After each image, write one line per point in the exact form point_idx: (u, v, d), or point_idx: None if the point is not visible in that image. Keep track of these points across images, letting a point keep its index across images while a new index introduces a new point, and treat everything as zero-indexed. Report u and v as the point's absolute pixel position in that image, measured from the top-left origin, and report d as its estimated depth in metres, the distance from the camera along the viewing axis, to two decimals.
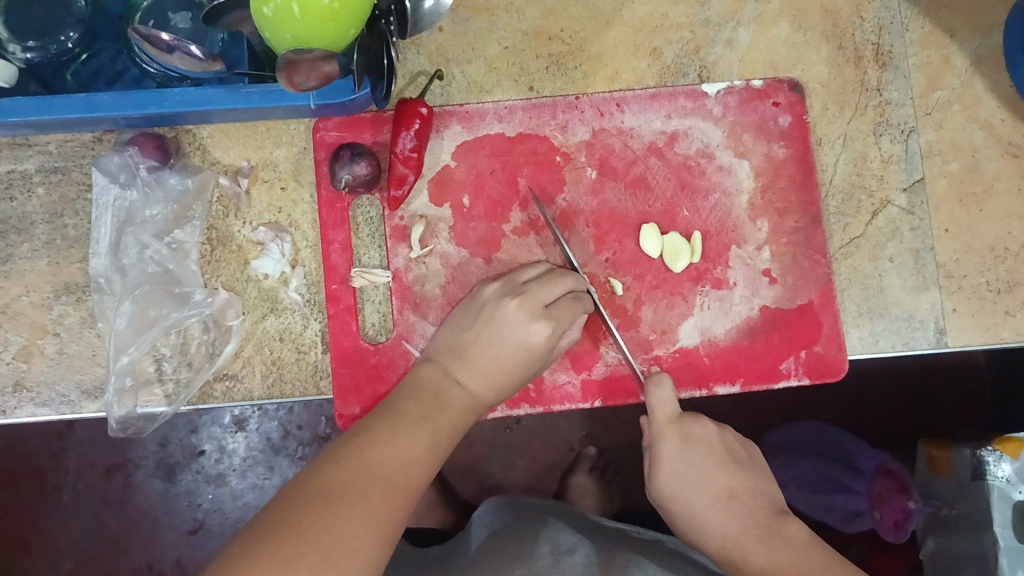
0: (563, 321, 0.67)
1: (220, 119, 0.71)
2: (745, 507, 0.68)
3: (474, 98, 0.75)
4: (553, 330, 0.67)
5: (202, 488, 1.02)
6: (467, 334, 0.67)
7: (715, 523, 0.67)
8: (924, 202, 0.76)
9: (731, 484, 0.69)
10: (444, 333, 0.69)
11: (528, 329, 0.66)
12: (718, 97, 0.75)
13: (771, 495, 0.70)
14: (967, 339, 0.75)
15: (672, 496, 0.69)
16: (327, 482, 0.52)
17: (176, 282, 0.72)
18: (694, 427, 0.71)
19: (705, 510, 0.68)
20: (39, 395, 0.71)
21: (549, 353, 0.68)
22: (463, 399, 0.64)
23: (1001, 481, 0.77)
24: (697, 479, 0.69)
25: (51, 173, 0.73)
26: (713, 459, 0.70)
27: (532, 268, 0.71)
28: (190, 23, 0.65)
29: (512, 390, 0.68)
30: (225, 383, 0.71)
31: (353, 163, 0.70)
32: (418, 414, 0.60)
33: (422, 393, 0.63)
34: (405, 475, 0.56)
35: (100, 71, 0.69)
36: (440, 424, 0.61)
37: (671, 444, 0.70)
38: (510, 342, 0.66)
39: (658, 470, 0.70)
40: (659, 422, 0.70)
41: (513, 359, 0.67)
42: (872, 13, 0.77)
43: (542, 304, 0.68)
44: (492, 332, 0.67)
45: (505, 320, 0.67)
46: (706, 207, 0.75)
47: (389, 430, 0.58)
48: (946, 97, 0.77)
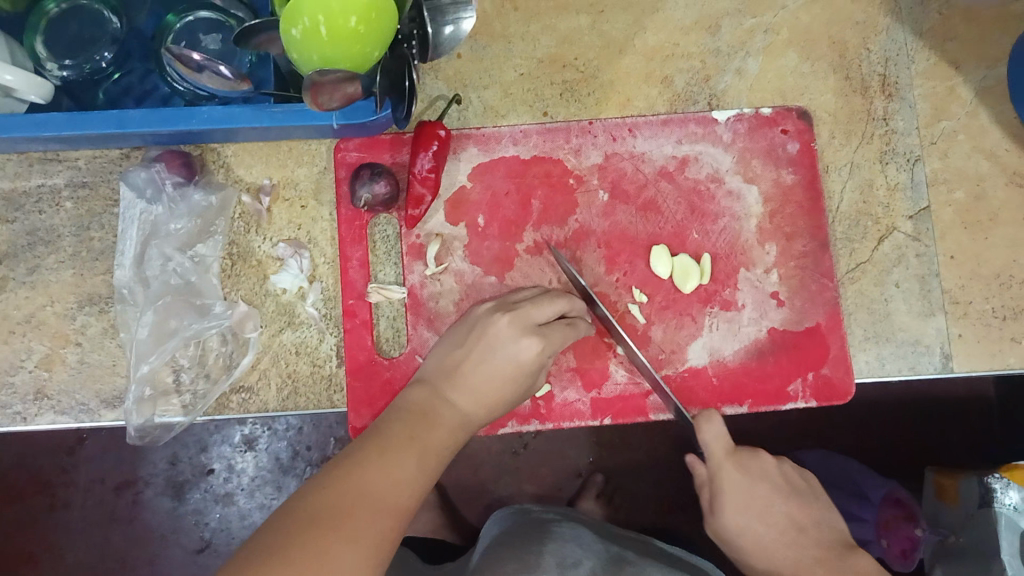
0: (553, 339, 0.69)
1: (244, 138, 0.74)
2: (810, 537, 0.71)
3: (490, 122, 0.78)
4: (543, 346, 0.68)
5: (210, 506, 1.03)
6: (459, 353, 0.68)
7: (782, 554, 0.70)
8: (930, 229, 0.77)
9: (795, 514, 0.72)
10: (438, 353, 0.70)
11: (519, 345, 0.67)
12: (728, 123, 0.77)
13: (788, 497, 0.73)
14: (974, 364, 0.75)
15: (739, 531, 0.71)
16: (315, 505, 0.52)
17: (197, 294, 0.74)
18: (718, 440, 0.71)
19: (771, 543, 0.71)
20: (59, 403, 0.73)
21: (538, 371, 0.69)
22: (453, 419, 0.64)
23: (1008, 509, 0.78)
24: (763, 512, 0.71)
25: (79, 187, 0.75)
26: (773, 490, 0.72)
27: (523, 291, 0.73)
28: (219, 44, 0.69)
29: (502, 409, 0.68)
30: (242, 395, 0.73)
31: (373, 182, 0.72)
32: (406, 435, 0.60)
33: (410, 412, 0.63)
34: (395, 495, 0.55)
35: (130, 88, 0.72)
36: (429, 445, 0.60)
37: (734, 478, 0.71)
38: (502, 357, 0.67)
39: (720, 506, 0.72)
40: (716, 456, 0.71)
41: (503, 374, 0.67)
42: (877, 46, 0.80)
43: (533, 322, 0.69)
44: (484, 348, 0.68)
45: (496, 337, 0.68)
46: (715, 230, 0.76)
47: (378, 452, 0.58)
48: (951, 127, 0.79)
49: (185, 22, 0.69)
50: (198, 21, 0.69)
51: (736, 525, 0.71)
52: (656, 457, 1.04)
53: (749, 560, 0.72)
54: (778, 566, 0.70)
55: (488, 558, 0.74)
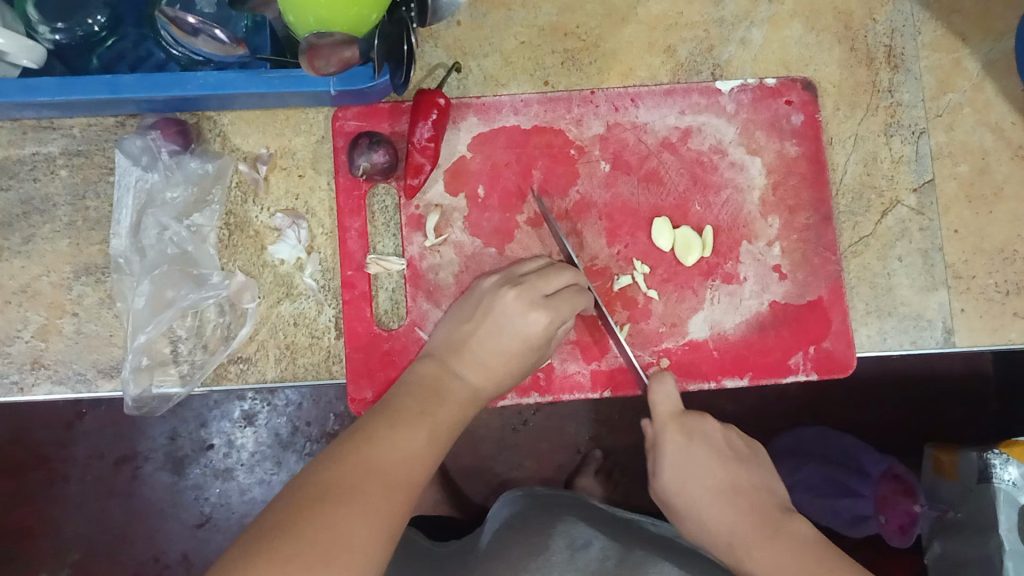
0: (562, 312, 0.67)
1: (241, 106, 0.73)
2: (745, 503, 0.67)
3: (490, 92, 0.77)
4: (551, 320, 0.67)
5: (209, 482, 1.03)
6: (466, 329, 0.68)
7: (715, 520, 0.66)
8: (934, 203, 0.77)
9: (735, 481, 0.68)
10: (445, 327, 0.69)
11: (527, 319, 0.67)
12: (732, 94, 0.76)
13: (728, 462, 0.69)
14: (976, 339, 0.75)
15: (677, 492, 0.69)
16: (326, 481, 0.51)
17: (194, 264, 0.73)
18: (666, 402, 0.70)
19: (711, 507, 0.67)
20: (56, 373, 0.72)
21: (547, 343, 0.68)
22: (461, 393, 0.64)
23: (1007, 485, 0.77)
24: (705, 476, 0.68)
25: (74, 156, 0.74)
26: (715, 454, 0.70)
27: (531, 262, 0.71)
28: (214, 8, 0.66)
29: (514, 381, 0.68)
30: (240, 365, 0.73)
31: (371, 151, 0.71)
32: (416, 410, 0.60)
33: (420, 388, 0.63)
34: (405, 470, 0.55)
35: (123, 55, 0.71)
36: (439, 420, 0.60)
37: (675, 441, 0.70)
38: (510, 334, 0.67)
39: (661, 468, 0.70)
40: (661, 419, 0.70)
41: (513, 350, 0.67)
42: (884, 16, 0.78)
43: (541, 295, 0.68)
44: (491, 325, 0.67)
45: (503, 311, 0.67)
46: (718, 203, 0.76)
47: (388, 428, 0.57)
48: (957, 100, 0.78)
49: None
50: None
51: (674, 487, 0.69)
52: None
53: (687, 525, 0.69)
54: (711, 531, 0.67)
55: (498, 541, 0.74)
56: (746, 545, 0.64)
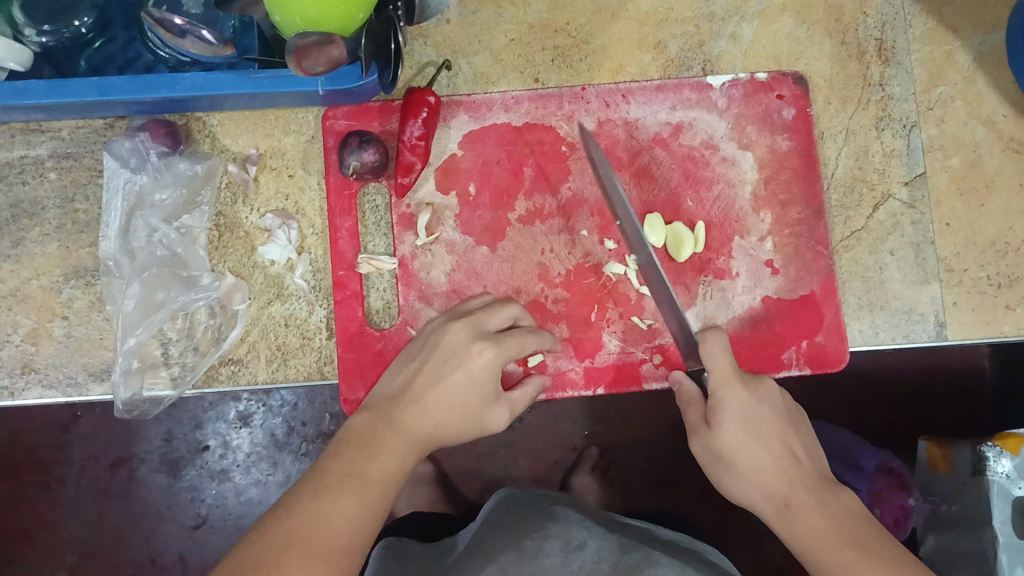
0: (508, 344, 0.67)
1: (229, 106, 0.72)
2: (800, 467, 0.66)
3: (481, 89, 0.76)
4: (495, 352, 0.66)
5: (205, 483, 1.02)
6: (406, 371, 0.67)
7: (772, 478, 0.66)
8: (926, 196, 0.77)
9: (792, 444, 0.67)
10: (389, 375, 0.68)
11: (468, 354, 0.66)
12: (723, 89, 0.76)
13: (788, 427, 0.68)
14: (968, 332, 0.75)
15: (737, 449, 0.66)
16: (252, 562, 0.53)
17: (184, 265, 0.72)
18: (724, 355, 0.68)
19: (767, 464, 0.66)
20: (47, 377, 0.72)
21: (495, 380, 0.67)
22: (395, 442, 0.63)
23: (1001, 477, 0.78)
24: (764, 435, 0.67)
25: (62, 158, 0.74)
26: (776, 416, 0.68)
27: (478, 298, 0.72)
28: (201, 8, 0.67)
29: (457, 434, 0.66)
30: (231, 366, 0.72)
31: (361, 150, 0.71)
32: (341, 475, 0.59)
33: (352, 444, 0.62)
34: (329, 538, 0.55)
35: (112, 57, 0.70)
36: (368, 479, 0.59)
37: (738, 399, 0.67)
38: (454, 370, 0.65)
39: (719, 422, 0.67)
40: (722, 374, 0.68)
41: (461, 386, 0.65)
42: (874, 10, 0.78)
43: (486, 329, 0.68)
44: (435, 360, 0.66)
45: (445, 348, 0.67)
46: (710, 198, 0.75)
47: (311, 497, 0.57)
48: (948, 93, 0.78)
49: None
50: None
51: (733, 444, 0.67)
52: (650, 429, 1.04)
53: (737, 480, 0.67)
54: (767, 491, 0.66)
55: (490, 541, 0.74)
56: (799, 503, 0.64)
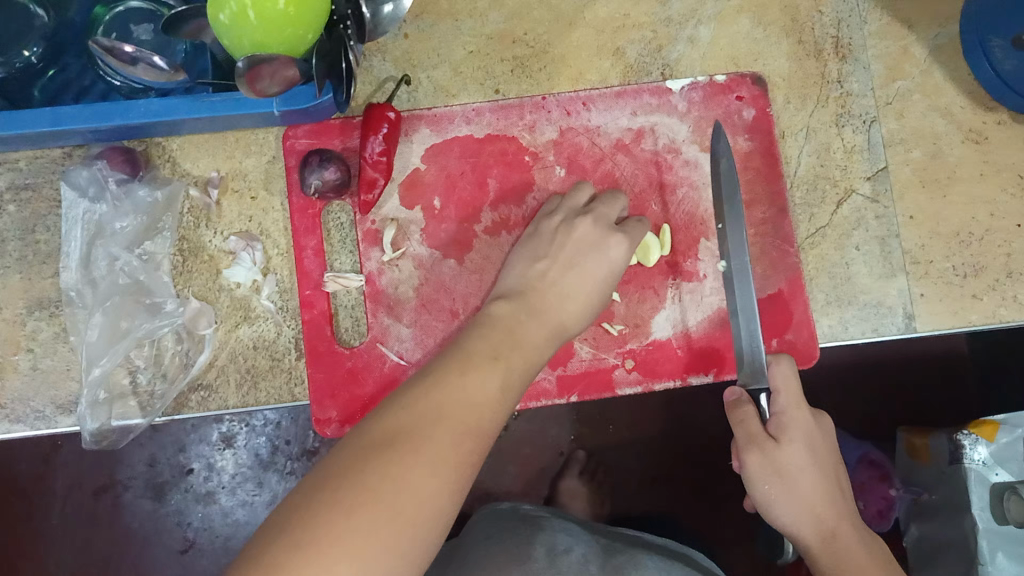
0: (631, 228, 0.70)
1: (189, 130, 0.72)
2: (843, 502, 0.68)
3: (442, 102, 0.76)
4: (628, 243, 0.69)
5: (191, 507, 1.01)
6: (542, 265, 0.68)
7: (824, 508, 0.66)
8: (888, 190, 0.77)
9: (840, 479, 0.69)
10: (519, 264, 0.68)
11: (607, 244, 0.69)
12: (683, 92, 0.76)
13: (835, 457, 0.70)
14: (937, 323, 0.76)
15: (802, 468, 0.66)
16: (399, 429, 0.49)
17: (147, 293, 0.72)
18: (790, 377, 0.68)
19: (823, 491, 0.67)
20: (13, 412, 0.71)
21: (626, 269, 0.70)
22: (540, 329, 0.63)
23: (977, 464, 0.78)
24: (822, 460, 0.68)
25: (21, 189, 0.73)
26: (830, 445, 0.69)
27: (580, 191, 0.72)
28: (151, 34, 0.67)
29: (594, 314, 0.69)
30: (201, 392, 0.72)
31: (322, 169, 0.70)
32: (490, 354, 0.57)
33: (495, 328, 0.61)
34: (476, 417, 0.52)
35: (67, 85, 0.69)
36: (512, 363, 0.58)
37: (808, 418, 0.68)
38: (597, 259, 0.68)
39: (789, 441, 0.67)
40: (796, 395, 0.68)
41: (597, 275, 0.68)
42: (829, 8, 0.79)
43: (611, 222, 0.70)
44: (571, 251, 0.68)
45: (584, 239, 0.69)
46: (675, 201, 0.76)
47: (458, 371, 0.55)
48: (906, 87, 0.78)
49: (116, 13, 0.68)
50: (130, 11, 0.68)
51: (798, 463, 0.67)
52: (631, 433, 1.03)
53: (786, 499, 0.67)
54: (818, 516, 0.66)
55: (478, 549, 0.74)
56: (843, 536, 0.66)
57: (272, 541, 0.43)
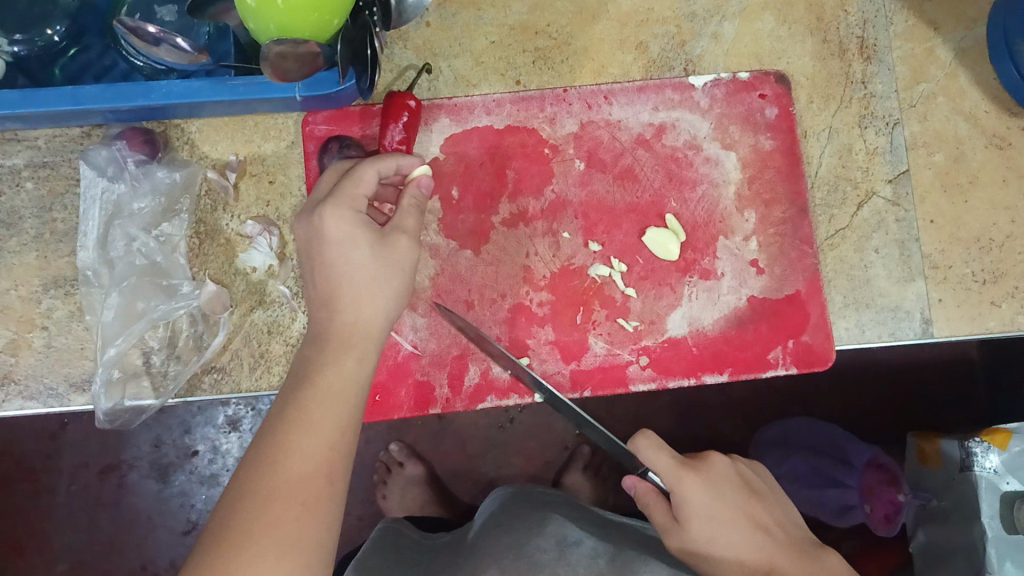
0: (337, 196, 0.59)
1: (208, 113, 0.72)
2: (783, 539, 0.65)
3: (462, 92, 0.76)
4: (358, 215, 0.59)
5: (195, 488, 1.01)
6: (314, 292, 0.60)
7: (755, 560, 0.63)
8: (909, 193, 0.77)
9: (758, 516, 0.66)
10: (308, 279, 0.60)
11: (345, 229, 0.58)
12: (706, 89, 0.76)
13: (748, 497, 0.66)
14: (954, 328, 0.75)
15: (711, 539, 0.64)
16: (217, 526, 0.51)
17: (164, 274, 0.72)
18: (660, 449, 0.65)
19: (745, 548, 0.64)
20: (26, 389, 0.71)
21: (387, 236, 0.60)
22: (328, 351, 0.57)
23: (989, 472, 0.78)
24: (728, 521, 0.64)
25: (39, 167, 0.73)
26: (723, 492, 0.65)
27: (338, 180, 0.62)
28: (176, 16, 0.66)
29: (398, 301, 0.61)
30: (214, 375, 0.72)
31: (341, 155, 0.70)
32: (280, 411, 0.55)
33: (287, 382, 0.57)
34: (299, 482, 0.52)
35: (88, 66, 0.69)
36: (304, 410, 0.55)
37: (695, 485, 0.64)
38: (330, 250, 0.58)
39: (687, 518, 0.64)
40: (672, 468, 0.65)
41: (348, 263, 0.58)
42: (856, 7, 0.78)
43: (360, 198, 0.60)
44: (318, 258, 0.59)
45: (324, 236, 0.58)
46: (694, 198, 0.75)
47: (258, 446, 0.54)
48: (930, 89, 0.77)
49: None
50: None
51: (706, 534, 0.64)
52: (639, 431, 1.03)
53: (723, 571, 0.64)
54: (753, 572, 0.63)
55: (487, 539, 0.73)
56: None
57: None
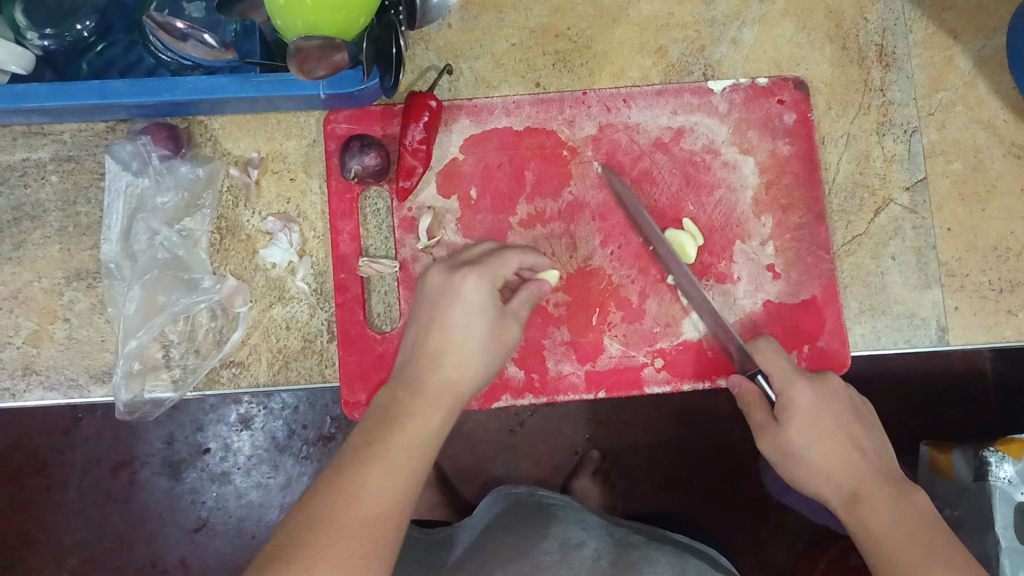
0: (488, 269, 0.63)
1: (231, 110, 0.73)
2: (876, 462, 0.65)
3: (482, 93, 0.77)
4: (479, 276, 0.62)
5: (206, 486, 1.00)
6: (413, 333, 0.62)
7: (845, 472, 0.65)
8: (927, 201, 0.77)
9: (858, 439, 0.67)
10: (408, 338, 0.63)
11: (461, 288, 0.61)
12: (725, 93, 0.76)
13: (856, 421, 0.67)
14: (970, 337, 0.75)
15: (807, 444, 0.66)
16: (274, 555, 0.48)
17: (186, 269, 0.73)
18: (778, 354, 0.69)
19: (838, 460, 0.65)
20: (48, 379, 0.72)
21: (502, 308, 0.63)
22: (424, 402, 0.57)
23: (1003, 482, 0.77)
24: (831, 433, 0.66)
25: (65, 161, 0.74)
26: (840, 411, 0.67)
27: (477, 247, 0.68)
28: (203, 12, 0.67)
29: (490, 368, 0.62)
30: (232, 369, 0.72)
31: (363, 154, 0.71)
32: (365, 441, 0.54)
33: (373, 418, 0.57)
34: (370, 518, 0.50)
35: (113, 61, 0.70)
36: (391, 447, 0.54)
37: (804, 394, 0.67)
38: (452, 313, 0.61)
39: (790, 420, 0.66)
40: (784, 375, 0.68)
41: (467, 326, 0.60)
42: (875, 15, 0.78)
43: (481, 267, 0.63)
44: (436, 318, 0.61)
45: (433, 292, 0.63)
46: (711, 202, 0.75)
47: (335, 468, 0.53)
48: (949, 98, 0.78)
49: None
50: None
51: (805, 439, 0.66)
52: (651, 435, 1.02)
53: (807, 478, 0.66)
54: (837, 485, 0.65)
55: (491, 538, 0.73)
56: (871, 496, 0.63)
57: None
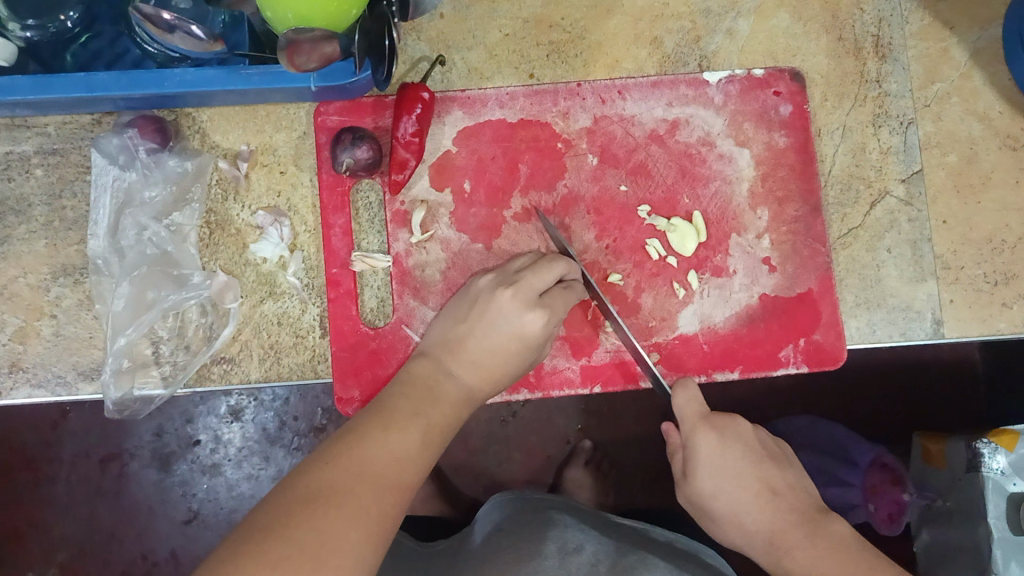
0: (557, 309, 0.67)
1: (220, 102, 0.71)
2: (787, 503, 0.66)
3: (475, 84, 0.75)
4: (547, 320, 0.67)
5: (197, 479, 0.99)
6: (457, 330, 0.67)
7: (755, 520, 0.66)
8: (922, 193, 0.76)
9: (770, 480, 0.67)
10: (438, 326, 0.68)
11: (523, 319, 0.66)
12: (720, 85, 0.75)
13: (764, 462, 0.68)
14: (964, 330, 0.75)
15: (713, 495, 0.67)
16: (304, 477, 0.51)
17: (175, 264, 0.72)
18: (691, 402, 0.67)
19: (750, 509, 0.66)
20: (35, 376, 0.71)
21: (543, 343, 0.68)
22: (459, 390, 0.63)
23: (995, 473, 0.77)
24: (738, 475, 0.66)
25: (49, 154, 0.72)
26: (749, 454, 0.68)
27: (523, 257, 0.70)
28: (191, 3, 0.64)
29: (506, 382, 0.67)
30: (223, 365, 0.72)
31: (354, 147, 0.70)
32: (410, 410, 0.59)
33: (414, 387, 0.62)
34: (398, 472, 0.54)
35: (100, 53, 0.69)
36: (432, 420, 0.59)
37: (707, 441, 0.67)
38: (505, 332, 0.66)
39: (693, 471, 0.67)
40: (689, 420, 0.68)
41: (508, 349, 0.66)
42: (871, 6, 0.78)
43: (536, 294, 0.67)
44: (487, 324, 0.66)
45: (499, 312, 0.66)
46: (706, 195, 0.75)
47: (381, 427, 0.56)
48: (944, 89, 0.77)
49: None
50: None
51: (710, 490, 0.67)
52: (643, 426, 1.02)
53: (722, 528, 0.68)
54: (750, 532, 0.66)
55: (489, 542, 0.73)
56: (786, 541, 0.64)
57: (213, 559, 0.45)
